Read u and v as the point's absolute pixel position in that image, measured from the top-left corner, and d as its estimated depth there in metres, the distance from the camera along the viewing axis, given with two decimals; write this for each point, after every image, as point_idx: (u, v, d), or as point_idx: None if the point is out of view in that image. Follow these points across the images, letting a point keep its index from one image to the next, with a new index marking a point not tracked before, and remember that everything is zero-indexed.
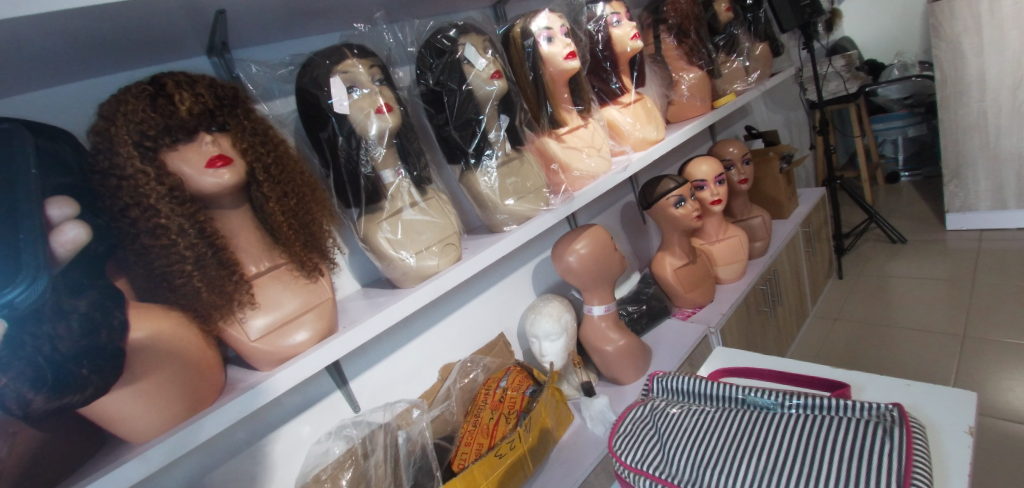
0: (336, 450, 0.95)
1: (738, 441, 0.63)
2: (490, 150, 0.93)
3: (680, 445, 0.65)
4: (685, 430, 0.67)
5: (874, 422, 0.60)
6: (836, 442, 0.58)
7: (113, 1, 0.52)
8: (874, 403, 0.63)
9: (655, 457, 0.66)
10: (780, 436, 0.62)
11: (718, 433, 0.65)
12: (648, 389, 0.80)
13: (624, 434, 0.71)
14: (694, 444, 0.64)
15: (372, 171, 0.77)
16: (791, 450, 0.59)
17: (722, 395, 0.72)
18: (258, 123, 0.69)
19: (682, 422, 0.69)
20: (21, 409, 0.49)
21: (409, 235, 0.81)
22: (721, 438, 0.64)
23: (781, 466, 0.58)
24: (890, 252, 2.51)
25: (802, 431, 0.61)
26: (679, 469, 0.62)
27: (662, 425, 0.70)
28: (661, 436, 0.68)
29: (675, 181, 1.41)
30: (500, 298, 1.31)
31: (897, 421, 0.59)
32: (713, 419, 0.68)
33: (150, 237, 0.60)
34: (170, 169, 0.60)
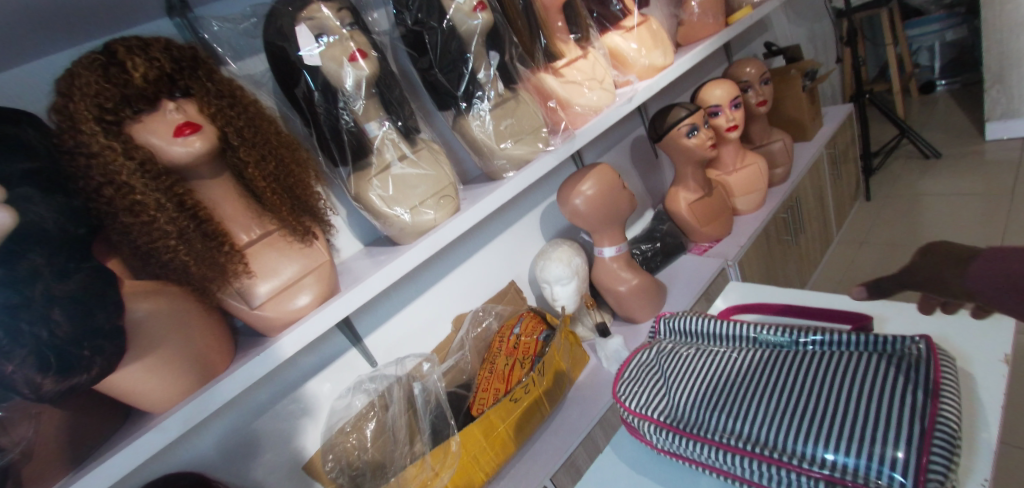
0: (357, 403, 0.98)
1: (748, 383, 0.61)
2: (481, 93, 0.87)
3: (685, 386, 0.64)
4: (692, 371, 0.66)
5: (897, 358, 0.56)
6: (856, 380, 0.56)
7: None
8: (899, 336, 0.59)
9: (660, 398, 0.66)
10: (793, 375, 0.59)
11: (727, 374, 0.63)
12: (656, 331, 0.79)
13: (630, 377, 0.72)
14: (701, 386, 0.63)
15: (354, 123, 0.73)
16: (802, 389, 0.57)
17: (730, 333, 0.70)
18: (223, 84, 0.65)
19: (688, 362, 0.68)
20: (35, 392, 0.49)
21: (401, 190, 0.77)
22: (728, 377, 0.63)
23: (790, 406, 0.56)
24: (923, 168, 2.37)
25: (817, 369, 0.59)
26: (684, 411, 0.62)
27: (668, 368, 0.69)
28: (668, 380, 0.67)
29: (686, 109, 1.32)
30: (509, 246, 1.29)
31: (926, 355, 0.55)
32: (720, 358, 0.66)
33: (127, 214, 0.58)
34: (138, 141, 0.58)
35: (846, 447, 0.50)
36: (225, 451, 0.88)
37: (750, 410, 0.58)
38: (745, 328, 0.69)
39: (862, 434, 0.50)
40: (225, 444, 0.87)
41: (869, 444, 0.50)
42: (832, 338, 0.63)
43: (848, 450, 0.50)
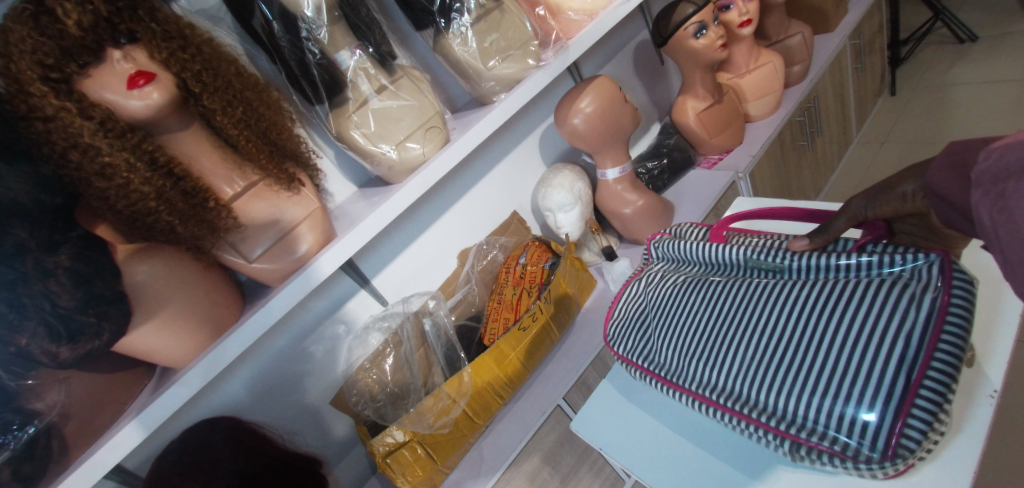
0: (374, 340, 0.99)
1: (727, 325, 0.60)
2: (458, 4, 0.78)
3: (669, 332, 0.65)
4: (675, 313, 0.66)
5: (898, 290, 0.50)
6: (841, 323, 0.51)
7: None
8: (910, 252, 0.50)
9: (647, 343, 0.69)
10: (775, 316, 0.56)
11: (708, 313, 0.62)
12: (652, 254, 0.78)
13: (623, 318, 0.74)
14: (681, 333, 0.64)
15: (321, 55, 0.66)
16: (782, 337, 0.55)
17: (720, 259, 0.66)
18: (170, 23, 0.60)
19: (675, 300, 0.67)
20: (54, 359, 0.53)
21: (384, 124, 0.73)
22: (708, 318, 0.62)
23: (763, 357, 0.55)
24: (956, 54, 2.18)
25: (801, 307, 0.55)
26: (667, 359, 0.65)
27: (655, 306, 0.69)
28: (653, 321, 0.69)
29: (694, 5, 1.19)
30: (509, 173, 1.25)
31: (932, 288, 0.48)
32: (706, 291, 0.64)
33: (101, 179, 0.55)
34: (92, 99, 0.54)
35: (817, 406, 0.50)
36: (254, 394, 0.93)
37: (725, 359, 0.58)
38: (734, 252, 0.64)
39: (835, 392, 0.49)
40: (252, 389, 0.92)
41: (840, 404, 0.49)
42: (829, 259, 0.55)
43: (819, 410, 0.50)
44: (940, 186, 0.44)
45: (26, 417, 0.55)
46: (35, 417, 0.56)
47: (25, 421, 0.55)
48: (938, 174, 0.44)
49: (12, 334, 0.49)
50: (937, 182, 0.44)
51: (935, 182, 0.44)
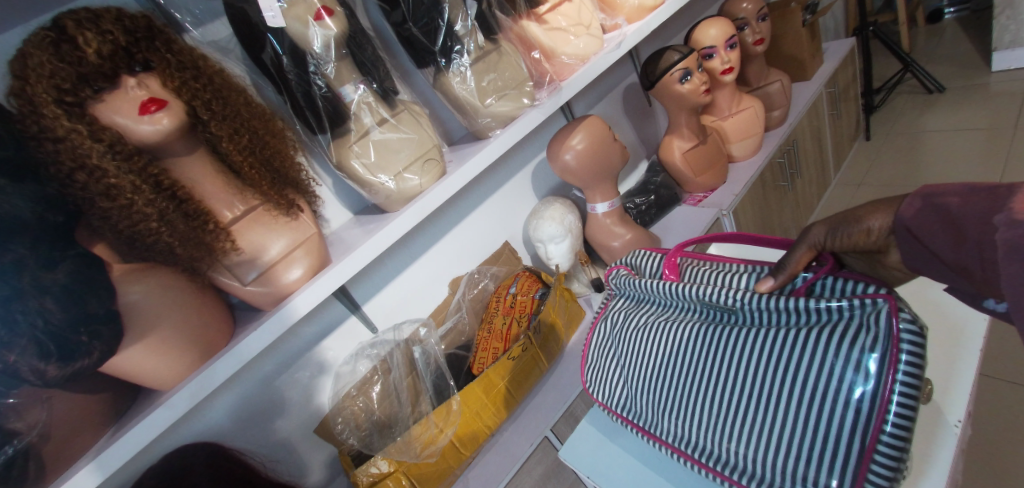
0: (362, 368, 1.00)
1: (697, 378, 0.63)
2: (459, 46, 0.83)
3: (647, 381, 0.70)
4: (651, 363, 0.70)
5: (852, 345, 0.53)
6: (800, 377, 0.55)
7: None
8: (858, 298, 0.53)
9: (629, 390, 0.74)
10: (739, 369, 0.60)
11: (679, 364, 0.66)
12: (618, 288, 0.80)
13: (602, 362, 0.79)
14: (658, 385, 0.68)
15: (327, 88, 0.70)
16: (749, 392, 0.59)
17: (683, 301, 0.68)
18: (184, 54, 0.63)
19: (649, 348, 0.70)
20: (41, 378, 0.52)
21: (383, 155, 0.76)
22: (679, 370, 0.65)
23: (735, 412, 0.60)
24: (926, 103, 2.31)
25: (762, 359, 0.58)
26: (649, 409, 0.70)
27: (632, 355, 0.73)
28: (632, 369, 0.73)
29: (680, 53, 1.27)
30: (501, 205, 1.28)
31: (881, 340, 0.51)
32: (673, 339, 0.68)
33: (104, 199, 0.57)
34: (103, 122, 0.56)
35: (785, 458, 0.55)
36: (238, 419, 0.91)
37: (699, 414, 0.63)
38: (694, 296, 0.66)
39: (800, 450, 0.54)
40: (236, 415, 0.91)
41: (807, 458, 0.54)
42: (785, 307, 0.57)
43: (788, 463, 0.55)
44: (919, 226, 0.47)
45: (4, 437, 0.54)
46: (13, 437, 0.55)
47: (4, 440, 0.54)
48: (916, 214, 0.47)
49: (1, 351, 0.49)
50: (913, 221, 0.47)
51: (913, 221, 0.47)
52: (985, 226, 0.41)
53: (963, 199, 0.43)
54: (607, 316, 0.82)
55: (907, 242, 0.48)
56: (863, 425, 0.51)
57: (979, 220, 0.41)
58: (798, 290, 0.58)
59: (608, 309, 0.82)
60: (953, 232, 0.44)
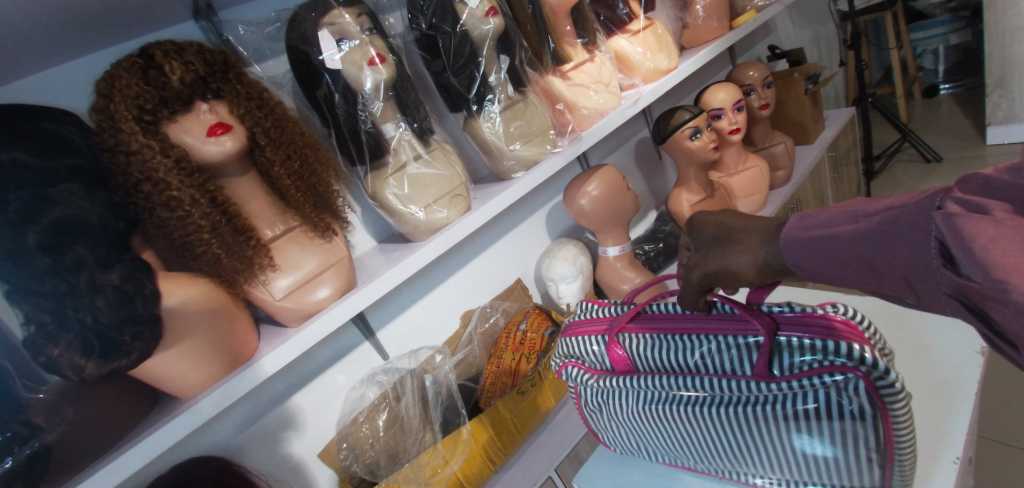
0: (370, 395, 1.01)
1: (714, 450, 0.66)
2: (491, 95, 0.90)
3: (665, 449, 0.73)
4: (664, 440, 0.71)
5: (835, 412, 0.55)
6: (807, 444, 0.58)
7: None
8: (833, 374, 0.53)
9: (648, 451, 0.77)
10: (750, 446, 0.62)
11: (691, 442, 0.68)
12: (577, 380, 0.77)
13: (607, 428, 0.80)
14: (680, 453, 0.71)
15: (372, 126, 0.77)
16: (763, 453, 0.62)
17: (653, 387, 0.68)
18: (252, 87, 0.70)
19: (654, 430, 0.71)
20: (77, 374, 0.55)
21: (415, 188, 0.81)
22: (690, 446, 0.68)
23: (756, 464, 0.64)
24: (926, 171, 2.40)
25: (767, 438, 0.60)
26: (673, 454, 0.74)
27: (641, 434, 0.74)
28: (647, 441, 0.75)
29: (690, 112, 1.35)
30: (516, 244, 1.32)
31: (869, 405, 0.53)
32: (669, 425, 0.68)
33: (165, 209, 0.62)
34: (173, 141, 0.62)
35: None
36: (245, 438, 0.92)
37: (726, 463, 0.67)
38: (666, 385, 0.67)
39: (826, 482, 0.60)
40: (244, 431, 0.91)
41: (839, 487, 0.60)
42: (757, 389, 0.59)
43: None
44: (809, 264, 0.46)
45: (28, 432, 0.56)
46: (36, 435, 0.57)
47: (29, 436, 0.56)
48: (803, 253, 0.47)
49: (47, 343, 0.53)
50: (802, 260, 0.47)
51: (801, 260, 0.47)
52: (902, 252, 0.39)
53: (852, 228, 0.42)
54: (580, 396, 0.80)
55: (816, 271, 0.46)
56: (873, 455, 0.55)
57: (893, 247, 0.40)
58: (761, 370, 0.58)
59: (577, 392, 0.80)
60: (862, 260, 0.42)
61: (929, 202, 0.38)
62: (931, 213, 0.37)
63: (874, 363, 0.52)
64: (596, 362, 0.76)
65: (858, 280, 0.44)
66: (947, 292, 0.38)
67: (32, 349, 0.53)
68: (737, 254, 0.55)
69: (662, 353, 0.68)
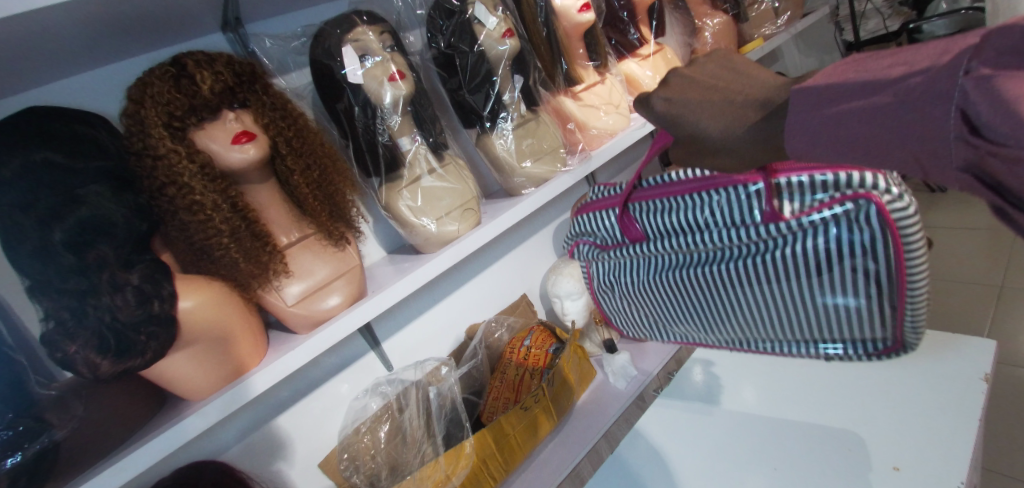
0: (373, 405, 1.01)
1: (736, 307, 0.80)
2: (504, 113, 0.93)
3: (689, 318, 0.87)
4: (689, 308, 0.85)
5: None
6: (818, 284, 0.71)
7: (117, 2, 0.56)
8: (842, 206, 0.66)
9: (673, 328, 0.93)
10: (772, 291, 0.75)
11: (712, 300, 0.82)
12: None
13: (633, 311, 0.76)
14: (703, 317, 0.85)
15: (389, 139, 0.79)
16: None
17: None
18: (278, 98, 0.72)
19: (681, 296, 0.85)
20: (93, 372, 0.56)
21: (428, 201, 0.83)
22: (717, 302, 0.81)
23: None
24: (930, 200, 2.41)
25: (783, 280, 0.73)
26: (690, 331, 0.90)
27: (665, 305, 0.89)
28: (672, 313, 0.89)
29: None
30: (522, 259, 1.34)
31: (879, 228, 0.64)
32: (694, 283, 0.82)
33: (186, 212, 0.64)
34: (199, 146, 0.64)
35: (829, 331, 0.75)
36: (248, 444, 0.92)
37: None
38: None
39: (843, 321, 0.73)
40: (246, 438, 0.92)
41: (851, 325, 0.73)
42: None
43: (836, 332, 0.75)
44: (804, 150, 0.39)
45: (40, 427, 0.57)
46: (47, 430, 0.57)
47: (40, 431, 0.57)
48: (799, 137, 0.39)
49: (64, 339, 0.54)
50: (801, 150, 0.39)
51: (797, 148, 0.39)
52: (917, 130, 0.32)
53: (858, 99, 0.35)
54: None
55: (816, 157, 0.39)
56: (883, 289, 0.68)
57: (907, 123, 0.33)
58: (771, 215, 0.71)
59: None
60: (876, 141, 0.35)
61: (953, 67, 0.31)
62: (956, 79, 0.30)
63: (885, 189, 0.64)
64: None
65: (861, 161, 0.37)
66: (960, 166, 0.32)
67: (50, 346, 0.54)
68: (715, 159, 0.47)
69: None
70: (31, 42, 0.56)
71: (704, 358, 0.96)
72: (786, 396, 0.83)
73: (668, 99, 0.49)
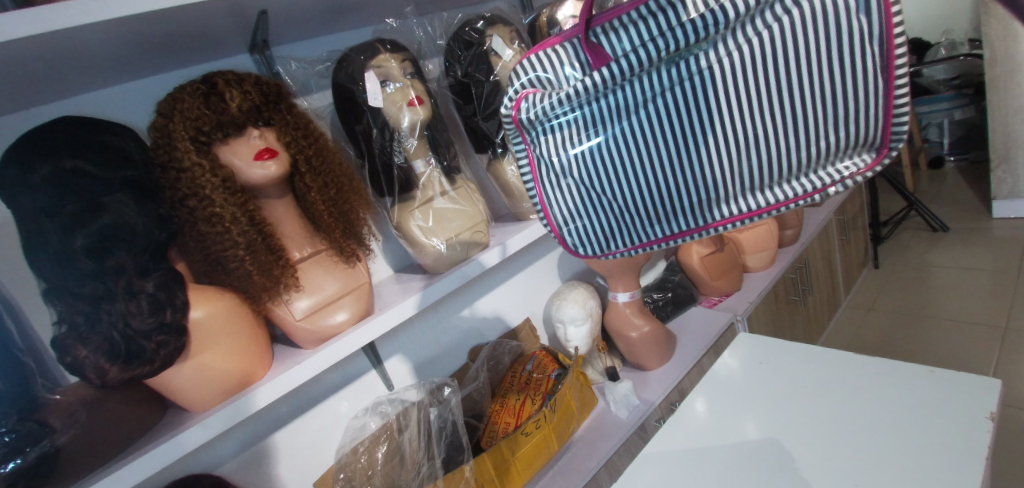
0: (372, 425, 1.00)
1: (756, 141, 0.47)
2: None
3: (686, 166, 0.50)
4: (682, 137, 0.49)
5: (847, 7, 0.42)
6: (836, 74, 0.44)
7: (157, 22, 0.59)
8: None
9: (651, 192, 0.52)
10: (795, 108, 0.45)
11: (726, 133, 0.48)
12: (545, 110, 0.53)
13: (568, 199, 0.56)
14: (704, 156, 0.49)
15: (404, 161, 0.82)
16: (767, 128, 0.47)
17: (631, 80, 0.49)
18: (300, 117, 0.75)
19: (682, 128, 0.49)
20: (100, 377, 0.56)
21: (439, 222, 0.84)
22: (720, 133, 0.48)
23: (756, 156, 0.48)
24: (932, 240, 2.43)
25: (817, 77, 0.44)
26: (663, 189, 0.51)
27: (661, 138, 0.49)
28: (662, 167, 0.50)
29: None
30: (526, 283, 1.35)
31: None
32: (683, 104, 0.48)
33: (206, 224, 0.66)
34: (222, 161, 0.66)
35: None
36: (244, 459, 0.91)
37: (709, 182, 0.50)
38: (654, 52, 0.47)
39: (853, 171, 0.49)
40: (243, 452, 0.91)
41: None
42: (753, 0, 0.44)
43: None
44: None
45: (41, 430, 0.56)
46: (50, 435, 0.57)
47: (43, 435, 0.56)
48: None
49: (76, 344, 0.55)
50: None
51: None
52: None
53: None
54: (534, 155, 0.57)
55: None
56: None
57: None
58: None
59: (529, 151, 0.57)
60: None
61: None
62: None
63: None
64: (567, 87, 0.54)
65: None
66: None
67: (61, 349, 0.55)
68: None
69: (638, 29, 0.49)
70: (72, 57, 0.58)
71: (707, 390, 0.95)
72: (789, 431, 0.82)
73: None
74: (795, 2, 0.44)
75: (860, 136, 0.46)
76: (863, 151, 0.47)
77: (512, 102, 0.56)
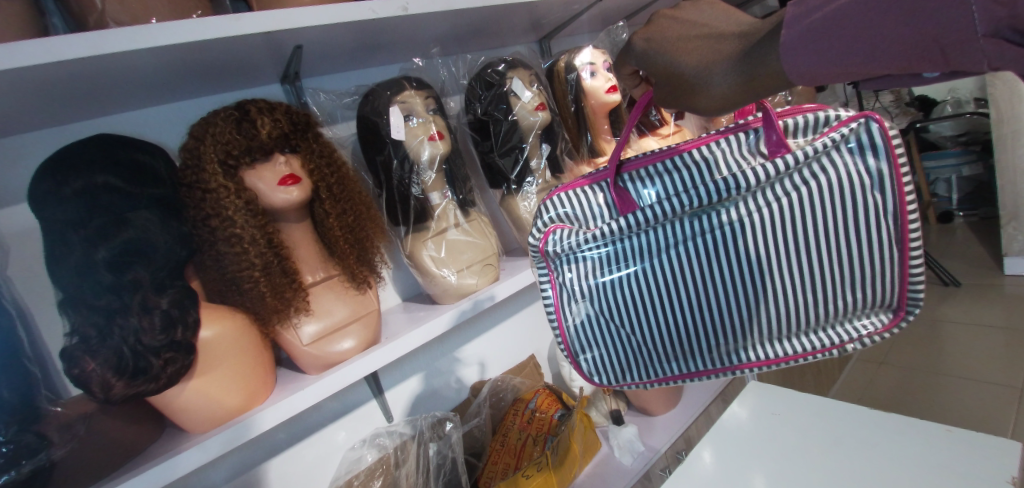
0: (369, 457, 0.97)
1: (775, 293, 0.53)
2: (531, 178, 0.97)
3: (707, 312, 0.55)
4: (707, 285, 0.54)
5: (864, 180, 0.49)
6: (852, 240, 0.50)
7: (197, 51, 0.62)
8: None
9: (673, 330, 0.57)
10: (813, 266, 0.52)
11: (747, 286, 0.53)
12: (572, 245, 0.58)
13: (587, 329, 0.60)
14: (728, 304, 0.54)
15: (421, 192, 0.84)
16: (788, 279, 0.52)
17: (656, 226, 0.55)
18: (325, 146, 0.77)
19: (709, 277, 0.54)
20: (104, 392, 0.56)
21: (451, 253, 0.86)
22: (744, 283, 0.54)
23: (775, 307, 0.53)
24: (944, 294, 2.40)
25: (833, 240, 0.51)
26: (686, 332, 0.57)
27: (687, 284, 0.55)
28: (687, 310, 0.56)
29: None
30: (532, 320, 1.35)
31: None
32: (710, 255, 0.54)
33: (225, 244, 0.68)
34: (247, 185, 0.69)
35: None
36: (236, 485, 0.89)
37: (727, 329, 0.55)
38: (681, 207, 0.53)
39: None
40: (236, 478, 0.89)
41: None
42: (778, 169, 0.51)
43: None
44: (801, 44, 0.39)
45: (39, 444, 0.55)
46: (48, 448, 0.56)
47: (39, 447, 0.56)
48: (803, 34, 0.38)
49: (85, 356, 0.55)
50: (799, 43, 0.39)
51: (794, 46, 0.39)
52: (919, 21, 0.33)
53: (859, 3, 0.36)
54: (557, 281, 0.60)
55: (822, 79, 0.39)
56: None
57: (941, 18, 0.32)
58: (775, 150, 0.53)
59: (552, 277, 0.60)
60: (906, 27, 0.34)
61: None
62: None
63: None
64: (592, 223, 0.60)
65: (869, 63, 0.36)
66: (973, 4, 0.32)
67: (70, 361, 0.55)
68: (698, 98, 0.46)
69: (665, 179, 0.57)
70: (115, 79, 0.61)
71: (714, 440, 0.92)
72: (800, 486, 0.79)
73: (647, 38, 0.51)
74: (819, 170, 0.50)
75: (877, 299, 0.52)
76: (880, 311, 0.53)
77: (540, 234, 0.60)
